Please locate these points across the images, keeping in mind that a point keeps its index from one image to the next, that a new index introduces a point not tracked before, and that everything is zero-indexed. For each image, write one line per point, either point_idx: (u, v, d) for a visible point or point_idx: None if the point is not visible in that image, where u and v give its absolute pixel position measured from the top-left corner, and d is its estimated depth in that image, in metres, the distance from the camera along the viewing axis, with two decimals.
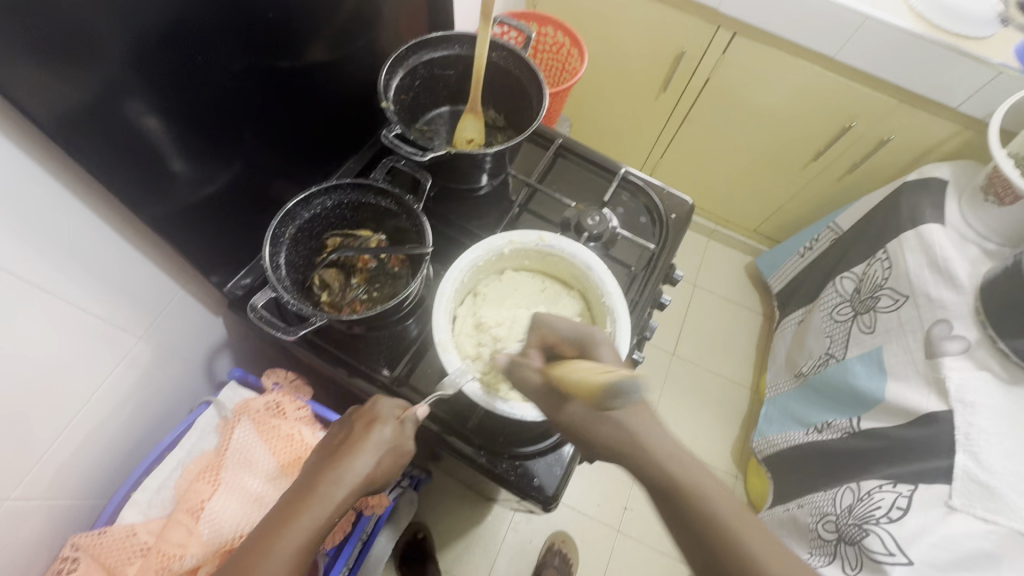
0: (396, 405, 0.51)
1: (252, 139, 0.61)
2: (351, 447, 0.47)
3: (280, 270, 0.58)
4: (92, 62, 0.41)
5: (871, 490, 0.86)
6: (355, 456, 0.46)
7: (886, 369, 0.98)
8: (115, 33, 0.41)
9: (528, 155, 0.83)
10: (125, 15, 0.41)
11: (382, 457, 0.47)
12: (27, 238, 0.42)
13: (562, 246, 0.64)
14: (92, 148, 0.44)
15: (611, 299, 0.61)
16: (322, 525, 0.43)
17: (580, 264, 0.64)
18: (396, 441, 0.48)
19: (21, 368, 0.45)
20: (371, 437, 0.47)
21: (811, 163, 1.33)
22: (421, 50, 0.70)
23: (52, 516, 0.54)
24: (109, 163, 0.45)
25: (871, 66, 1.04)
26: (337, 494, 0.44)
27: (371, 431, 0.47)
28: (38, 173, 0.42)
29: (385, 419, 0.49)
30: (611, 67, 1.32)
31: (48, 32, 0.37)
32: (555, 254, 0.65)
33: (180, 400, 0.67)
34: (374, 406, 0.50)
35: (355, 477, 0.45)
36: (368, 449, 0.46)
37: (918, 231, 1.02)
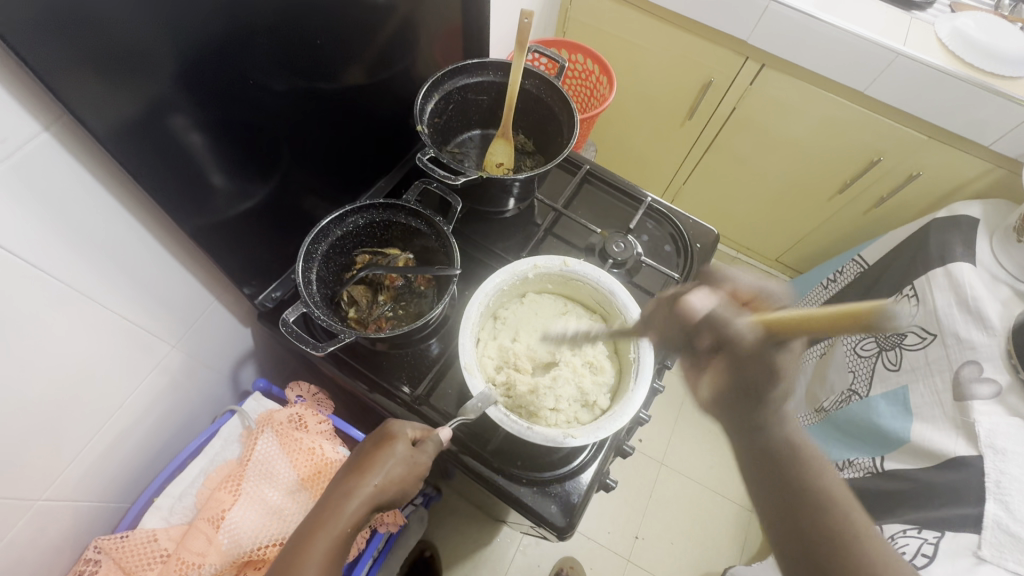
0: (413, 425, 0.50)
1: (290, 156, 0.63)
2: (364, 466, 0.47)
3: (311, 286, 0.59)
4: (145, 78, 0.43)
5: (895, 535, 0.83)
6: (367, 473, 0.47)
7: (911, 409, 0.95)
8: (166, 52, 0.43)
9: (556, 180, 0.84)
10: (176, 35, 0.43)
11: (393, 475, 0.47)
12: (78, 246, 0.44)
13: (585, 271, 0.65)
14: (140, 160, 0.45)
15: (634, 326, 0.61)
16: (334, 537, 0.44)
17: (604, 290, 0.64)
18: (408, 460, 0.48)
19: (59, 369, 0.47)
20: (381, 456, 0.47)
21: (836, 195, 1.32)
22: (455, 76, 0.72)
23: (78, 515, 0.55)
24: (155, 175, 0.47)
25: (901, 101, 1.03)
26: (347, 507, 0.45)
27: (384, 447, 0.48)
28: (91, 186, 0.44)
29: (395, 437, 0.49)
30: (638, 94, 1.34)
31: (107, 51, 0.39)
32: (578, 279, 0.66)
33: (204, 407, 0.68)
34: (387, 426, 0.50)
35: (366, 491, 0.46)
36: (380, 465, 0.47)
37: (947, 269, 1.00)
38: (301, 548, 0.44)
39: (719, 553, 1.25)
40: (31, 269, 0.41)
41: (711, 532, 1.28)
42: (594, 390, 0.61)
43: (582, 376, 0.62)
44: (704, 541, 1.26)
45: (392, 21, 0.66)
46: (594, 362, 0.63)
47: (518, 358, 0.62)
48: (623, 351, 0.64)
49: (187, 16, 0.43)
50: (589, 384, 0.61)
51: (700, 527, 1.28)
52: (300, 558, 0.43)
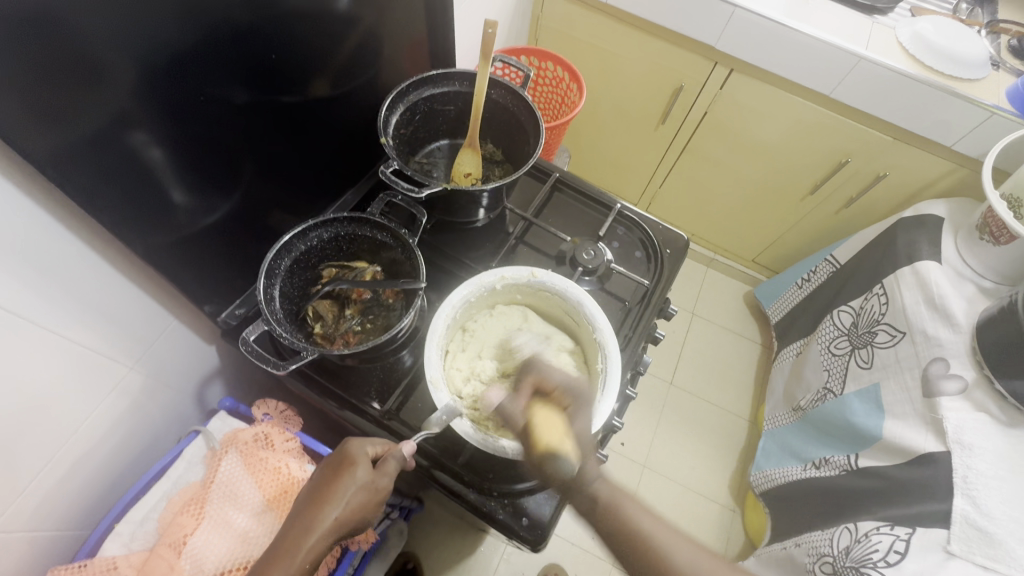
0: (373, 444, 0.51)
1: (252, 171, 0.62)
2: (324, 495, 0.47)
3: (274, 303, 0.58)
4: (98, 97, 0.42)
5: (869, 532, 0.84)
6: (327, 503, 0.47)
7: (884, 407, 0.97)
8: (124, 68, 0.43)
9: (525, 188, 0.84)
10: (133, 51, 0.43)
11: (355, 499, 0.47)
12: (23, 270, 0.43)
13: (553, 282, 0.65)
14: (96, 179, 0.45)
15: (602, 335, 0.62)
16: (295, 573, 0.44)
17: (571, 300, 0.64)
18: (370, 483, 0.48)
19: (11, 397, 0.46)
20: (342, 481, 0.48)
21: (808, 196, 1.34)
22: (420, 87, 0.71)
23: (34, 546, 0.53)
24: (113, 193, 0.47)
25: (865, 104, 1.05)
26: (307, 542, 0.45)
27: (342, 476, 0.48)
28: (31, 207, 0.42)
29: (354, 461, 0.49)
30: (612, 99, 1.34)
31: (55, 69, 0.38)
32: (546, 290, 0.66)
33: (169, 428, 0.66)
34: (345, 447, 0.50)
35: (327, 524, 0.46)
36: (339, 496, 0.47)
37: (914, 267, 1.02)
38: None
39: None
40: None
41: (693, 534, 1.28)
42: None
43: None
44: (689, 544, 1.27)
45: (354, 33, 0.65)
46: (563, 373, 0.63)
47: (487, 373, 0.62)
48: (592, 359, 0.64)
49: (142, 31, 0.42)
50: None
51: (683, 528, 1.29)
52: None
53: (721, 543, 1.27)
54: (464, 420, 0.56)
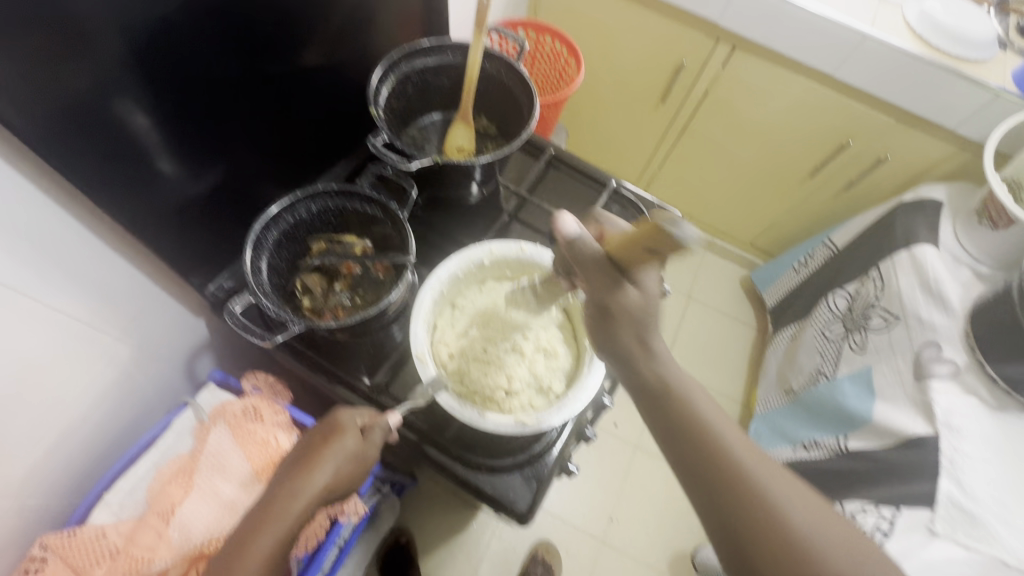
0: (360, 413, 0.51)
1: (240, 141, 0.61)
2: (312, 462, 0.47)
3: (261, 275, 0.57)
4: (76, 59, 0.41)
5: (855, 512, 0.86)
6: (314, 469, 0.47)
7: (875, 390, 0.98)
8: (103, 29, 0.41)
9: (519, 165, 0.83)
10: (112, 11, 0.41)
11: (343, 467, 0.47)
12: (2, 237, 0.42)
13: (541, 257, 0.64)
14: (76, 144, 0.44)
15: None
16: (279, 539, 0.44)
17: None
18: (360, 451, 0.49)
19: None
20: (331, 449, 0.48)
21: (807, 179, 1.33)
22: (413, 58, 0.70)
23: (22, 515, 0.53)
24: (92, 159, 0.46)
25: (868, 84, 1.03)
26: (294, 508, 0.45)
27: (331, 444, 0.48)
28: (7, 171, 0.41)
29: (345, 429, 0.49)
30: (612, 76, 1.32)
31: (31, 28, 0.37)
32: (536, 266, 0.65)
33: (158, 400, 0.66)
34: (334, 417, 0.50)
35: (314, 492, 0.46)
36: (328, 463, 0.47)
37: (911, 251, 1.01)
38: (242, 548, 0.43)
39: (691, 532, 1.27)
40: None
41: (683, 513, 1.30)
42: (550, 376, 0.61)
43: (537, 363, 0.62)
44: (679, 523, 1.28)
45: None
46: (551, 350, 0.63)
47: (475, 350, 0.62)
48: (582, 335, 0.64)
49: None
50: (544, 370, 0.62)
51: (672, 507, 1.30)
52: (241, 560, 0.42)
53: None
54: (449, 394, 0.55)
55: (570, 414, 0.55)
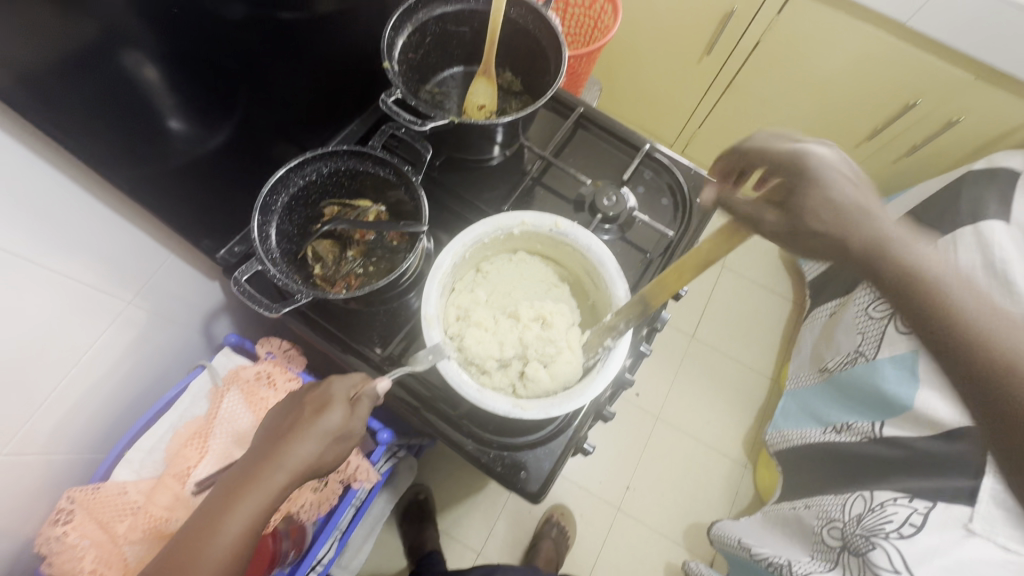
0: (347, 386, 0.49)
1: (249, 91, 0.58)
2: (296, 432, 0.45)
3: (269, 242, 0.55)
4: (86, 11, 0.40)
5: (885, 502, 0.81)
6: (299, 441, 0.45)
7: (918, 375, 0.91)
8: None
9: (546, 124, 0.77)
10: None
11: (330, 442, 0.46)
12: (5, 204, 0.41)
13: (577, 237, 0.58)
14: (87, 105, 0.43)
15: (616, 301, 0.56)
16: (261, 509, 0.43)
17: (594, 262, 0.58)
18: (344, 428, 0.47)
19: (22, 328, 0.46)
20: (317, 422, 0.46)
21: (864, 142, 1.21)
22: (432, 4, 0.63)
23: (50, 471, 0.55)
24: (110, 118, 0.45)
25: (947, 35, 0.91)
26: (279, 480, 0.43)
27: (321, 417, 0.46)
28: None
29: (331, 406, 0.47)
30: (653, 24, 1.21)
31: None
32: (569, 245, 0.60)
33: (177, 361, 0.67)
34: (324, 391, 0.48)
35: (300, 465, 0.44)
36: (315, 436, 0.45)
37: (976, 227, 0.92)
38: (219, 512, 0.42)
39: (709, 506, 1.27)
40: None
41: (701, 485, 1.29)
42: (541, 346, 0.56)
43: (530, 331, 0.57)
44: (696, 495, 1.28)
45: None
46: (557, 337, 0.57)
47: (477, 315, 0.57)
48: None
49: None
50: (536, 339, 0.56)
51: (691, 478, 1.29)
52: (218, 523, 0.42)
53: (729, 495, 1.28)
54: (453, 363, 0.52)
55: (575, 406, 0.51)
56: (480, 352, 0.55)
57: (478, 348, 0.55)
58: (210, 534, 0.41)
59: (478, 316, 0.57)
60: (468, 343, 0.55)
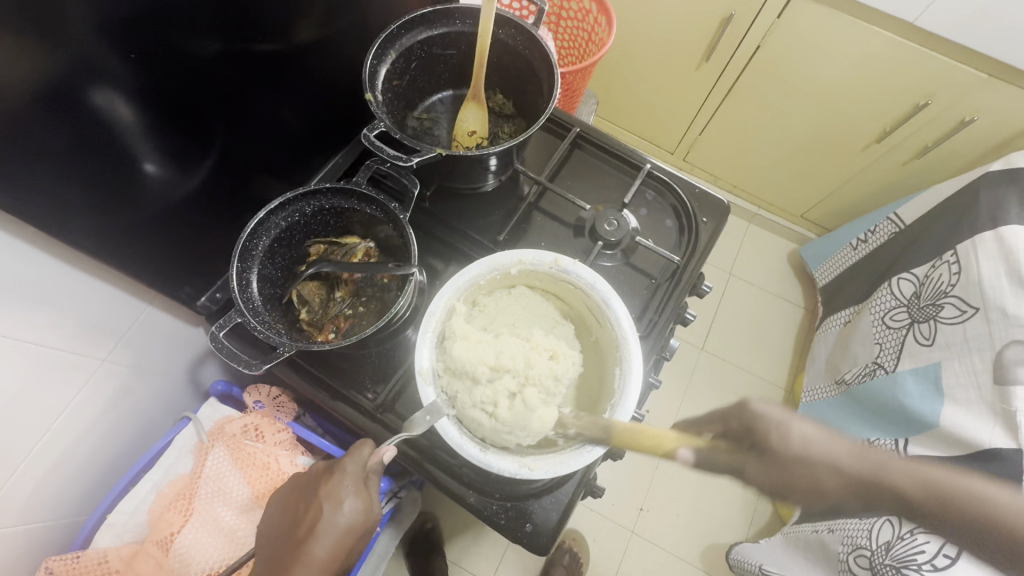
0: (354, 468, 0.47)
1: (228, 128, 0.56)
2: (312, 531, 0.43)
3: (249, 289, 0.52)
4: (60, 50, 0.39)
5: (916, 529, 0.76)
6: (317, 540, 0.43)
7: (943, 391, 0.87)
8: (82, 19, 0.39)
9: (541, 145, 0.73)
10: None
11: (348, 535, 0.44)
12: None
13: (578, 274, 0.55)
14: (68, 153, 0.42)
15: (625, 343, 0.52)
16: None
17: (596, 299, 0.54)
18: (362, 524, 0.45)
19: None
20: (332, 516, 0.44)
21: (872, 145, 1.17)
22: (414, 29, 0.60)
23: (28, 543, 0.52)
24: (90, 164, 0.44)
25: (959, 34, 0.87)
26: None
27: (335, 510, 0.44)
28: None
29: (343, 495, 0.45)
30: (648, 32, 1.18)
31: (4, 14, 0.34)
32: (569, 282, 0.56)
33: (162, 412, 0.64)
34: (334, 478, 0.46)
35: (322, 566, 0.43)
36: (333, 531, 0.43)
37: (998, 234, 0.88)
38: None
39: (726, 525, 1.22)
40: None
41: (717, 504, 1.24)
42: (546, 380, 0.52)
43: (538, 361, 0.52)
44: (712, 515, 1.23)
45: None
46: (554, 386, 0.52)
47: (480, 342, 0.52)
48: (607, 383, 0.55)
49: None
50: (543, 373, 0.52)
51: (707, 497, 1.25)
52: None
53: (746, 514, 1.23)
54: (451, 422, 0.49)
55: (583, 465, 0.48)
56: (467, 362, 0.50)
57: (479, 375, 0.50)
58: None
59: (473, 329, 0.53)
60: (457, 348, 0.50)
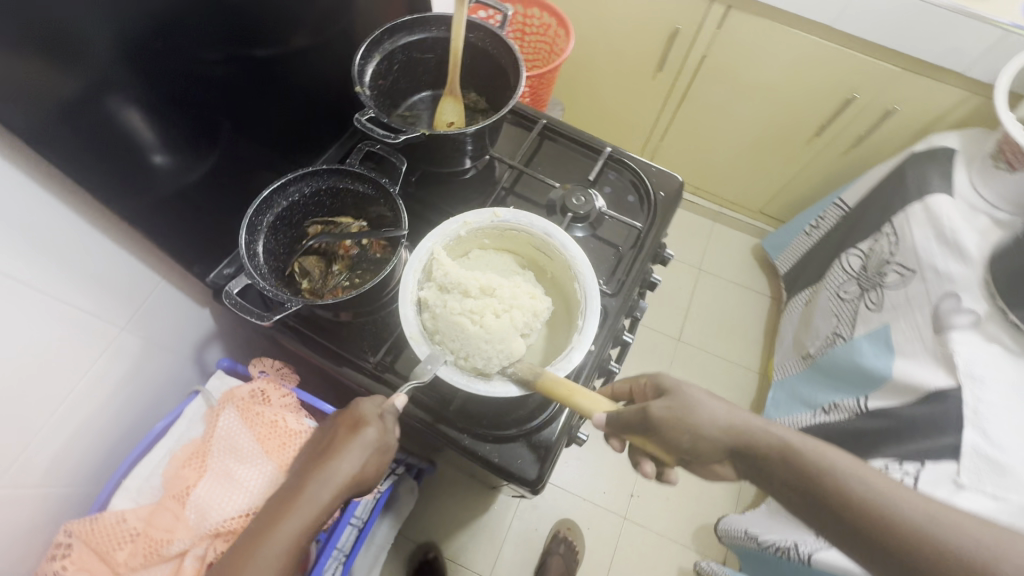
0: (376, 402, 0.51)
1: (233, 125, 0.62)
2: (335, 450, 0.48)
3: (257, 258, 0.58)
4: (72, 61, 0.42)
5: (878, 470, 0.83)
6: (339, 458, 0.48)
7: (893, 347, 0.95)
8: (97, 36, 0.43)
9: (513, 137, 0.82)
10: (98, 14, 0.42)
11: (368, 457, 0.48)
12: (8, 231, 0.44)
13: (517, 219, 0.63)
14: (78, 151, 0.46)
15: (575, 262, 0.60)
16: (306, 525, 0.45)
17: (539, 234, 0.62)
18: (382, 442, 0.49)
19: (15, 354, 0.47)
20: (354, 439, 0.48)
21: (813, 139, 1.29)
22: (396, 33, 0.69)
23: (47, 503, 0.55)
24: (99, 163, 0.48)
25: (871, 33, 1.00)
26: (322, 496, 0.46)
27: (357, 434, 0.48)
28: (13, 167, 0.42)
29: (364, 422, 0.49)
30: (606, 47, 1.30)
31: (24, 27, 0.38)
32: (513, 228, 0.64)
33: (170, 390, 0.68)
34: (356, 408, 0.50)
35: (342, 480, 0.47)
36: (354, 451, 0.48)
37: (924, 203, 0.98)
38: (266, 528, 0.45)
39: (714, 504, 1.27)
40: None
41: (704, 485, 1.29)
42: (526, 304, 0.57)
43: (517, 292, 0.57)
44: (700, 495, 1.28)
45: None
46: (533, 321, 0.57)
47: (468, 276, 0.57)
48: (572, 304, 0.62)
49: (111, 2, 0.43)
50: (522, 299, 0.57)
51: (694, 480, 1.29)
52: (267, 538, 0.44)
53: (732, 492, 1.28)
54: (452, 367, 0.53)
55: (577, 358, 0.54)
56: (459, 278, 0.56)
57: (468, 301, 0.55)
58: (257, 551, 0.43)
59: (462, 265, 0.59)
60: (450, 269, 0.57)
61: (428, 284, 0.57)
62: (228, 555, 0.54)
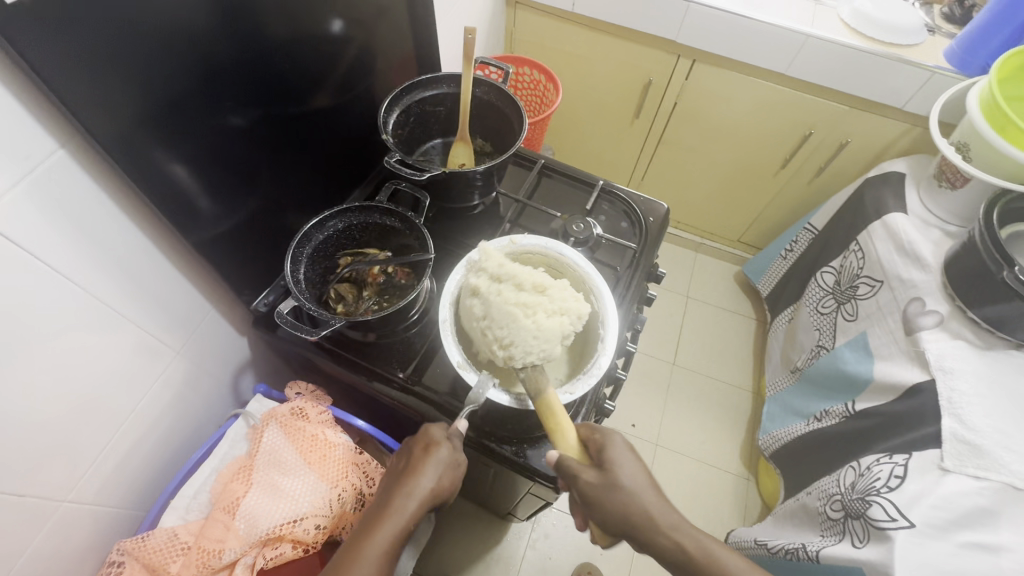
0: (445, 428, 0.59)
1: (272, 172, 0.69)
2: (414, 468, 0.56)
3: (300, 284, 0.64)
4: (128, 119, 0.47)
5: (871, 464, 0.89)
6: (419, 474, 0.56)
7: (872, 351, 1.03)
8: (143, 98, 0.48)
9: (514, 175, 0.92)
10: (147, 78, 0.47)
11: (442, 472, 0.56)
12: (102, 258, 0.50)
13: (533, 243, 0.71)
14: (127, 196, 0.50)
15: (586, 275, 0.68)
16: (397, 533, 0.53)
17: (553, 254, 0.70)
18: (453, 458, 0.57)
19: (66, 388, 0.50)
20: (430, 458, 0.56)
21: (779, 171, 1.42)
22: (413, 91, 0.79)
23: (99, 521, 0.58)
24: (156, 208, 0.52)
25: (818, 77, 1.15)
26: (408, 506, 0.54)
27: (431, 452, 0.57)
28: (109, 206, 0.49)
29: (437, 443, 0.58)
30: (588, 98, 1.44)
31: (89, 89, 0.43)
32: (528, 252, 0.72)
33: (210, 415, 0.72)
34: (428, 432, 0.59)
35: (422, 493, 0.55)
36: (431, 468, 0.56)
37: (884, 221, 1.10)
38: (364, 536, 0.53)
39: (722, 522, 1.29)
40: (51, 276, 0.46)
41: (710, 503, 1.32)
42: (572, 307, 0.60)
43: (563, 295, 0.61)
44: (707, 512, 1.30)
45: (352, 47, 0.73)
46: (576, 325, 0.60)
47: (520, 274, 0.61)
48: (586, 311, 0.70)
49: (155, 67, 0.48)
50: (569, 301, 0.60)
51: (700, 498, 1.32)
52: (366, 541, 0.52)
53: (738, 509, 1.31)
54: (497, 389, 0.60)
55: (606, 360, 0.62)
56: (514, 271, 0.61)
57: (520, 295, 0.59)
58: (358, 555, 0.51)
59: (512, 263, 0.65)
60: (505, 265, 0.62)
61: (481, 273, 0.62)
62: (277, 558, 0.59)
